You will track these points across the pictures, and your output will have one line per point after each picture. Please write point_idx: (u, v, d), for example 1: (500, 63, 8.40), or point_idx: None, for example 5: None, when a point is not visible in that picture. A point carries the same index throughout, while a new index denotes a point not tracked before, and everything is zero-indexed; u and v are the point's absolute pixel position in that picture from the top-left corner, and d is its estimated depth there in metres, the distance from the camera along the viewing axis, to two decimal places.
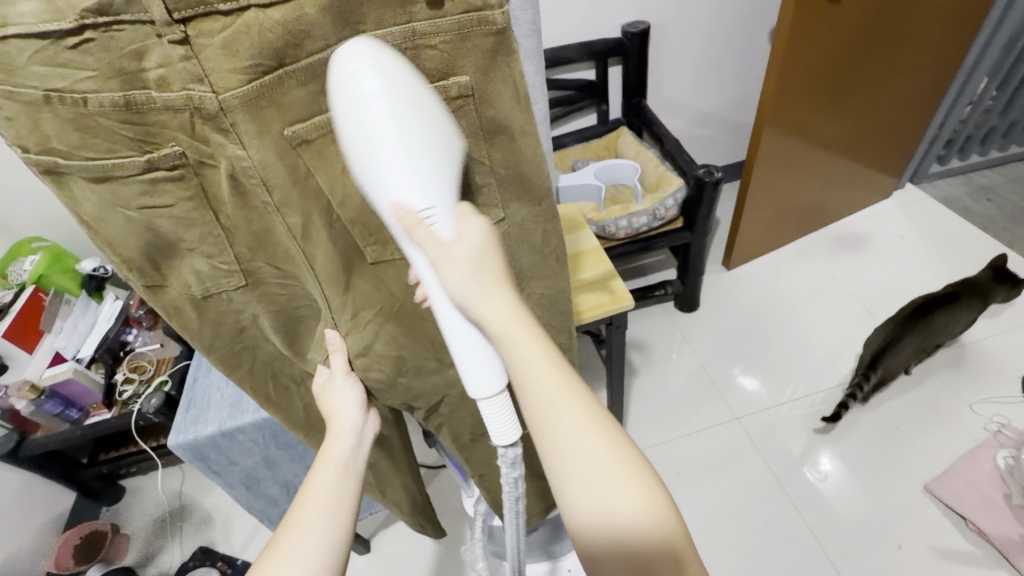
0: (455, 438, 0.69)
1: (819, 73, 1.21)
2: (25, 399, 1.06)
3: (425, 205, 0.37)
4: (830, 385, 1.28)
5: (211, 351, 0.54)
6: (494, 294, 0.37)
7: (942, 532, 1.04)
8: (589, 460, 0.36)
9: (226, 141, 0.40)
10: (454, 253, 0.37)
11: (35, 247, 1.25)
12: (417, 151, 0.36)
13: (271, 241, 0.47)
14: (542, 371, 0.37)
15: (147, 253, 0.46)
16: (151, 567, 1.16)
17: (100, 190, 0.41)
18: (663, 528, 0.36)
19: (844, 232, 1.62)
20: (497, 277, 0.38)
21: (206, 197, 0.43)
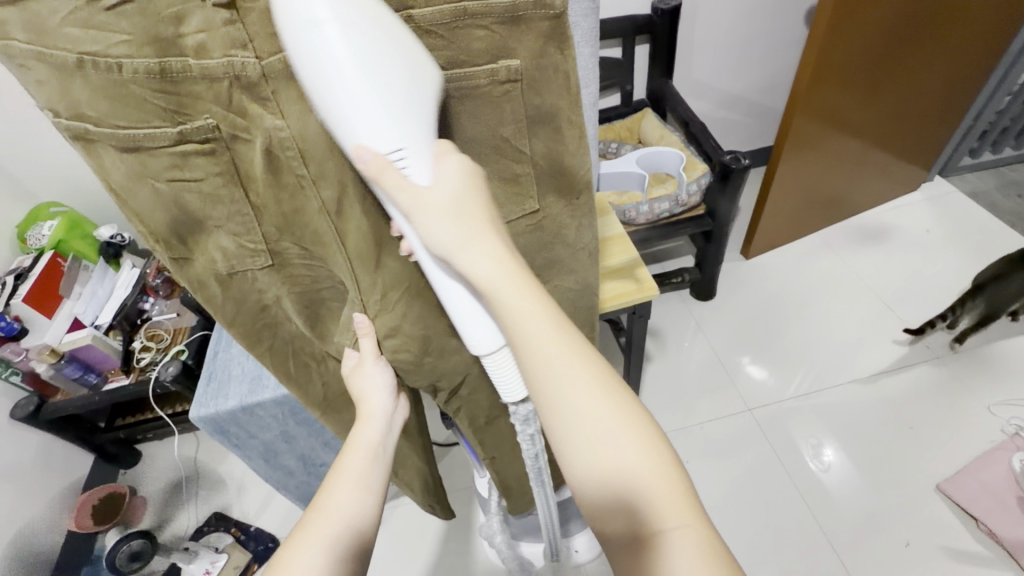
0: (472, 420, 0.68)
1: (857, 62, 1.17)
2: (46, 362, 1.09)
3: (392, 147, 0.35)
4: (844, 379, 1.27)
5: (233, 326, 0.52)
6: (476, 236, 0.38)
7: (951, 531, 1.04)
8: (586, 398, 0.38)
9: (264, 111, 0.38)
10: (431, 199, 0.37)
11: (53, 212, 1.24)
12: (378, 82, 0.33)
13: (300, 222, 0.46)
14: (531, 314, 0.38)
15: (175, 228, 0.44)
16: (167, 531, 1.19)
17: (130, 160, 0.40)
18: (657, 461, 0.38)
19: (868, 225, 1.58)
20: (485, 215, 0.39)
21: (236, 174, 0.42)
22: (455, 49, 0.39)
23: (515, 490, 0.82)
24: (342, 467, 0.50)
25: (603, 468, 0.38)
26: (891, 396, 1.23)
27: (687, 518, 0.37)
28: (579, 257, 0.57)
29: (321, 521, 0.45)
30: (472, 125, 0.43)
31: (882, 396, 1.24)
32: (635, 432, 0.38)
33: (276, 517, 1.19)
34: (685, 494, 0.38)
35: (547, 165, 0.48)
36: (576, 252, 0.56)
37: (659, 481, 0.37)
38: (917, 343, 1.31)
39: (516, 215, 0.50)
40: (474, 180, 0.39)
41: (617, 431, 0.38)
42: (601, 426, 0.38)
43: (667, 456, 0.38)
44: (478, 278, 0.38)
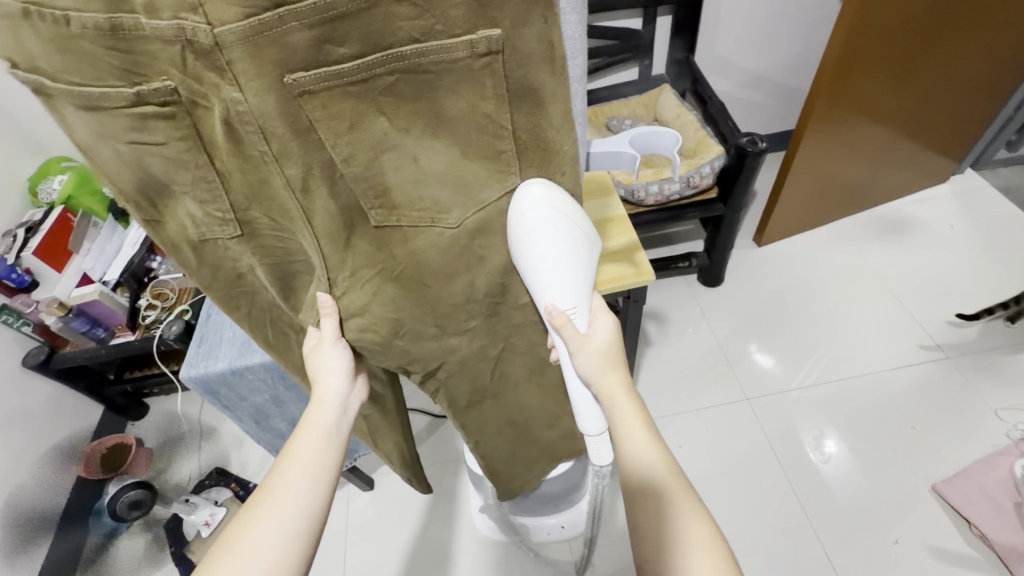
0: (453, 403, 0.69)
1: (889, 45, 1.11)
2: (54, 315, 1.11)
3: (571, 305, 0.52)
4: (848, 374, 1.25)
5: (209, 291, 0.53)
6: (610, 368, 0.53)
7: (943, 533, 1.03)
8: (667, 497, 0.47)
9: (221, 80, 0.37)
10: (589, 342, 0.53)
11: (64, 167, 1.25)
12: (571, 270, 0.51)
13: (267, 194, 0.45)
14: (631, 420, 0.51)
15: (143, 189, 0.45)
16: (167, 478, 1.25)
17: (90, 119, 0.40)
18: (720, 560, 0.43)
19: (888, 217, 1.52)
20: (616, 354, 0.54)
21: (199, 140, 0.41)
22: (432, 16, 0.37)
23: (503, 477, 0.85)
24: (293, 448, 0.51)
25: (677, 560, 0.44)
26: (894, 395, 1.21)
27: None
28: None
29: (269, 500, 0.46)
30: (449, 101, 0.41)
31: (884, 393, 1.21)
32: (701, 535, 0.45)
33: None
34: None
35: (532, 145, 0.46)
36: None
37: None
38: (927, 342, 1.28)
39: (497, 195, 0.49)
40: (616, 337, 0.55)
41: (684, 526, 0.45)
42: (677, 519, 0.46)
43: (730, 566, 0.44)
44: (608, 395, 0.52)
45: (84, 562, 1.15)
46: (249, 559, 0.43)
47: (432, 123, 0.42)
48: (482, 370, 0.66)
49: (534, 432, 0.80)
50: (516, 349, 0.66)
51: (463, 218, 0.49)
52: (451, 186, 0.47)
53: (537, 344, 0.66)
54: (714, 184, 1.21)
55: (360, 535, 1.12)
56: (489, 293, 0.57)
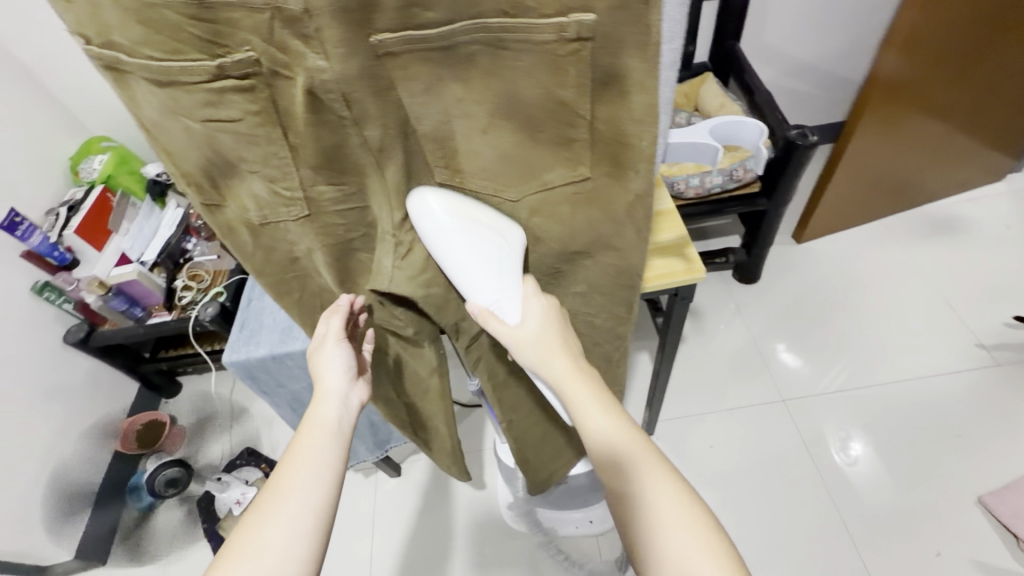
0: (490, 374, 0.70)
1: (956, 34, 1.05)
2: (94, 293, 1.14)
3: (492, 300, 0.49)
4: (891, 379, 1.20)
5: (262, 275, 0.53)
6: (553, 348, 0.48)
7: (990, 548, 0.99)
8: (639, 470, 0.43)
9: (307, 50, 0.37)
10: (519, 333, 0.48)
11: (104, 147, 1.26)
12: (485, 267, 0.48)
13: (343, 158, 0.45)
14: (590, 405, 0.46)
15: (207, 169, 0.44)
16: (200, 455, 1.27)
17: (162, 94, 0.39)
18: (708, 526, 0.40)
19: (937, 216, 1.45)
20: (559, 335, 0.49)
21: (276, 114, 0.40)
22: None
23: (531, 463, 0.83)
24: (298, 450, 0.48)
25: (661, 538, 0.40)
26: (938, 402, 1.16)
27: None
28: (625, 234, 0.52)
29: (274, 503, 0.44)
30: (525, 83, 0.41)
31: (926, 398, 1.17)
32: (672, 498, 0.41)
33: None
34: (735, 559, 0.39)
35: (604, 135, 0.45)
36: (622, 228, 0.52)
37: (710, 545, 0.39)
38: (975, 349, 1.22)
39: (564, 179, 0.48)
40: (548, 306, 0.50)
41: (660, 495, 0.41)
42: (651, 494, 0.41)
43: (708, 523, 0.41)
44: (553, 381, 0.47)
45: (122, 531, 1.18)
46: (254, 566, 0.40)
47: (503, 103, 0.43)
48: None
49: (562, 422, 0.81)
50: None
51: (523, 193, 0.49)
52: (512, 166, 0.47)
53: (582, 337, 0.64)
54: (758, 178, 1.16)
55: (387, 518, 1.13)
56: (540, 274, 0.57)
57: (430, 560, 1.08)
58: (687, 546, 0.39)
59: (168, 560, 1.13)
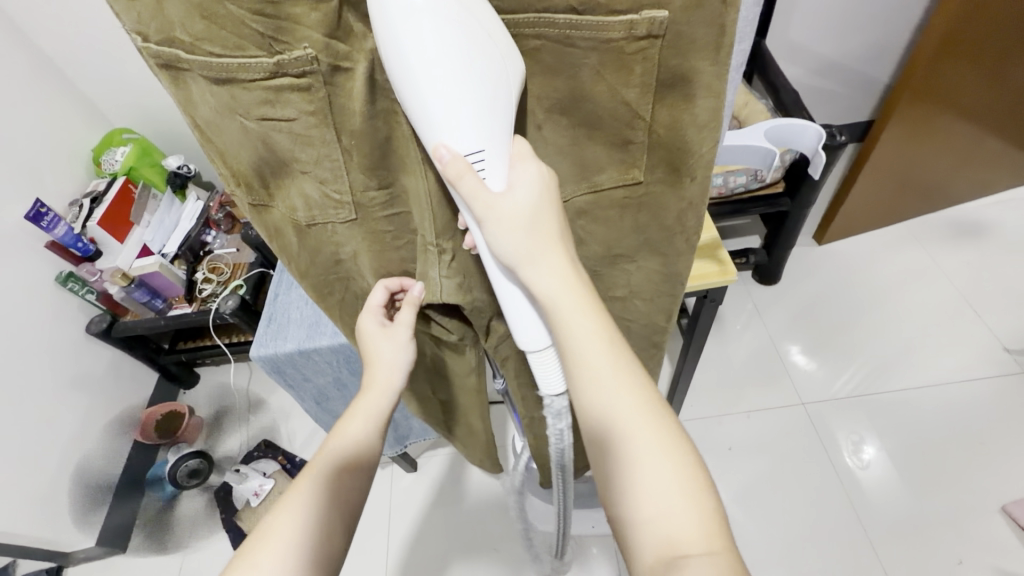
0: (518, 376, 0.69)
1: (995, 32, 1.02)
2: (117, 285, 1.15)
3: (471, 150, 0.37)
4: (909, 382, 1.19)
5: (305, 277, 0.54)
6: (546, 245, 0.40)
7: (1013, 556, 0.98)
8: (631, 415, 0.40)
9: (369, 33, 0.36)
10: (503, 207, 0.39)
11: (125, 139, 1.27)
12: (472, 96, 0.35)
13: (393, 161, 0.44)
14: (584, 327, 0.40)
15: (260, 168, 0.44)
16: (217, 445, 1.28)
17: (221, 92, 0.39)
18: (695, 484, 0.38)
19: (964, 219, 1.43)
20: (552, 226, 0.41)
21: (331, 114, 0.39)
22: None
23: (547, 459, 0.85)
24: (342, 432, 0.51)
25: (643, 492, 0.38)
26: (960, 407, 1.15)
27: (715, 545, 0.36)
28: (675, 243, 0.52)
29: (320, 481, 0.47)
30: (590, 83, 0.40)
31: (948, 403, 1.15)
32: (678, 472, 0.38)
33: None
34: (716, 520, 0.37)
35: (663, 139, 0.44)
36: (671, 234, 0.51)
37: (694, 505, 0.37)
38: (1000, 355, 1.21)
39: (615, 181, 0.47)
40: (546, 194, 0.41)
41: (650, 446, 0.39)
42: (642, 444, 0.39)
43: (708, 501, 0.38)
44: (541, 289, 0.40)
45: (142, 520, 1.19)
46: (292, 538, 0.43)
47: (566, 99, 0.42)
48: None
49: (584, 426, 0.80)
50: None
51: (572, 194, 0.48)
52: (567, 163, 0.46)
53: (615, 339, 0.66)
54: (782, 178, 1.15)
55: (403, 513, 1.14)
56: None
57: (448, 554, 1.08)
58: (670, 501, 0.37)
59: (189, 548, 1.14)
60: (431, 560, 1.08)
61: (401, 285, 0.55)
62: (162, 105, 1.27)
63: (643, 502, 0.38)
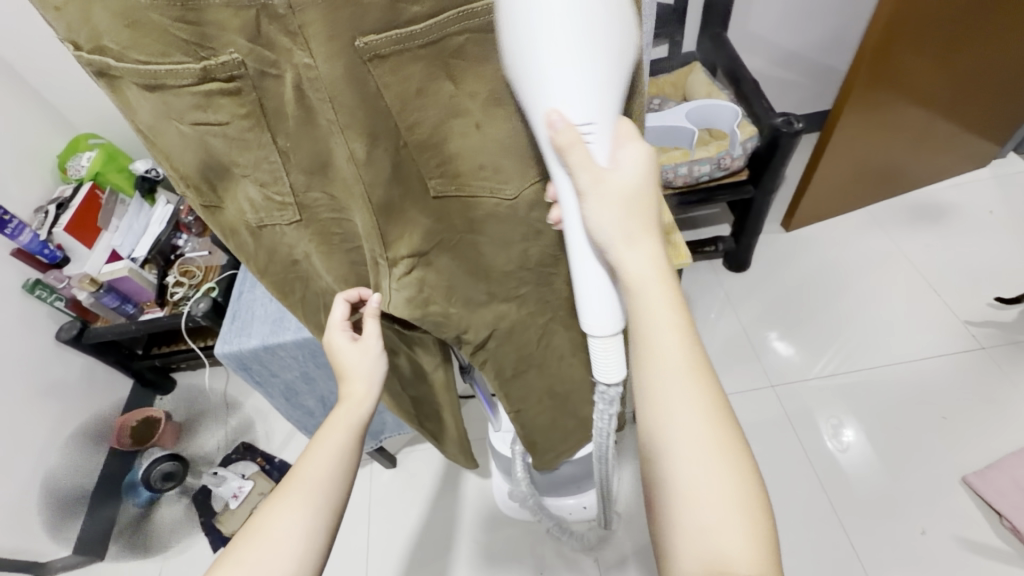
0: (499, 372, 0.70)
1: (938, 20, 1.06)
2: (86, 290, 1.14)
3: (585, 121, 0.38)
4: (871, 363, 1.23)
5: (264, 275, 0.53)
6: (641, 233, 0.42)
7: (972, 525, 1.02)
8: (700, 410, 0.39)
9: (293, 46, 0.36)
10: (605, 183, 0.41)
11: (92, 143, 1.26)
12: (586, 57, 0.35)
13: (330, 170, 0.44)
14: (671, 313, 0.41)
15: (203, 172, 0.45)
16: (193, 447, 1.27)
17: (154, 99, 0.39)
18: (747, 498, 0.37)
19: (925, 203, 1.47)
20: (641, 218, 0.42)
21: (263, 118, 0.40)
22: None
23: (540, 445, 0.85)
24: (323, 436, 0.52)
25: (685, 492, 0.38)
26: (922, 384, 1.18)
27: (760, 568, 0.35)
28: None
29: (303, 489, 0.48)
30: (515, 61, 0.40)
31: (913, 382, 1.19)
32: (733, 489, 0.37)
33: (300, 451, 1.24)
34: (765, 542, 0.36)
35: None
36: None
37: (740, 511, 0.36)
38: (960, 331, 1.24)
39: None
40: (644, 183, 0.42)
41: (708, 459, 0.38)
42: (699, 452, 0.38)
43: (759, 524, 0.37)
44: (632, 268, 0.42)
45: (119, 528, 1.19)
46: (274, 537, 0.45)
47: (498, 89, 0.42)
48: (527, 342, 0.68)
49: (575, 404, 0.81)
50: (562, 321, 0.68)
51: (520, 188, 0.49)
52: (516, 158, 0.47)
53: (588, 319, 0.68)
54: (746, 165, 1.17)
55: (384, 509, 1.15)
56: (542, 262, 0.59)
57: (427, 550, 1.09)
58: (715, 500, 0.37)
59: (168, 553, 1.14)
60: (411, 556, 1.09)
61: (360, 295, 0.57)
62: None
63: (689, 491, 0.38)
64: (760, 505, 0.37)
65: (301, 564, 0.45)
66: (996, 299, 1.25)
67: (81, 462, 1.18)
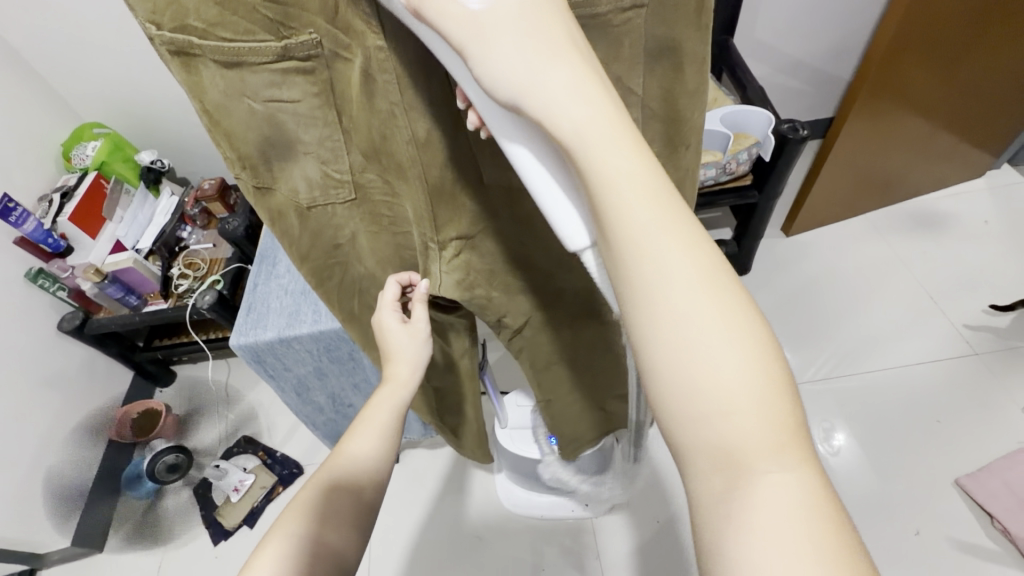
0: (532, 363, 0.72)
1: (942, 32, 1.08)
2: (90, 281, 1.13)
3: None
4: (865, 367, 1.25)
5: (304, 264, 0.52)
6: (554, 55, 0.27)
7: (964, 526, 1.04)
8: (687, 290, 0.25)
9: (367, 28, 0.36)
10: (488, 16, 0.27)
11: (96, 134, 1.26)
12: None
13: (387, 151, 0.44)
14: (622, 166, 0.26)
15: (263, 150, 0.43)
16: (195, 440, 1.27)
17: (229, 77, 0.38)
18: (771, 388, 0.25)
19: (923, 211, 1.50)
20: (563, 36, 0.28)
21: (333, 95, 0.41)
22: None
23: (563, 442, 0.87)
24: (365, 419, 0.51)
25: (697, 402, 0.25)
26: (917, 389, 1.21)
27: (794, 461, 0.24)
28: None
29: (348, 465, 0.48)
30: None
31: (908, 387, 1.21)
32: (756, 374, 0.25)
33: (302, 445, 1.24)
34: (795, 429, 0.25)
35: (659, 110, 0.45)
36: None
37: (760, 400, 0.25)
38: (955, 336, 1.27)
39: None
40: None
41: (722, 347, 0.25)
42: (700, 342, 0.25)
43: (793, 411, 0.25)
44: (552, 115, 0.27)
45: (120, 518, 1.18)
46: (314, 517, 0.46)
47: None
48: (561, 333, 0.69)
49: (595, 403, 0.82)
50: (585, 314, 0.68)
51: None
52: None
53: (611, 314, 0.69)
54: (749, 171, 1.19)
55: (387, 505, 1.16)
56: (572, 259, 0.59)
57: (431, 547, 1.10)
58: (736, 406, 0.24)
59: (169, 545, 1.14)
60: (416, 550, 1.10)
61: (410, 280, 0.56)
62: (132, 100, 1.25)
63: (696, 418, 0.25)
64: (785, 387, 0.25)
65: (346, 541, 0.46)
66: (991, 306, 1.28)
67: (80, 454, 1.18)
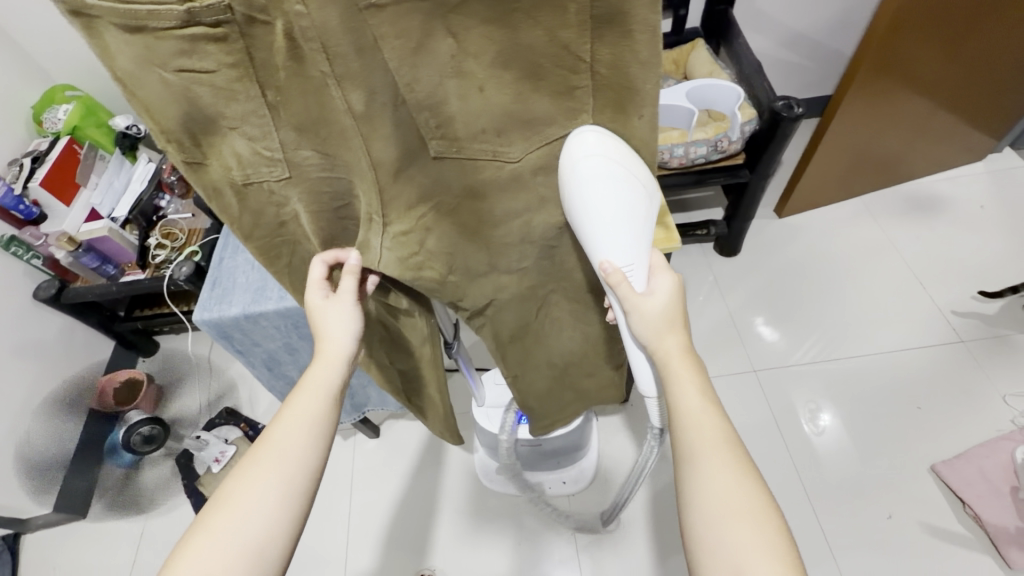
0: (496, 336, 0.68)
1: (948, 7, 1.03)
2: (64, 249, 1.11)
3: (626, 263, 0.49)
4: (850, 350, 1.24)
5: (250, 240, 0.51)
6: (669, 330, 0.50)
7: (936, 511, 1.05)
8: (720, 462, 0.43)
9: None
10: (644, 303, 0.49)
11: (68, 96, 1.20)
12: (626, 222, 0.47)
13: (328, 121, 0.42)
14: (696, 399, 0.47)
15: (187, 125, 0.42)
16: (176, 409, 1.28)
17: (133, 43, 0.37)
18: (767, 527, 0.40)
19: (919, 194, 1.47)
20: (676, 316, 0.50)
21: (252, 64, 0.39)
22: None
23: (537, 413, 0.84)
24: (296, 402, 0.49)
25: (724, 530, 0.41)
26: (902, 375, 1.20)
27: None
28: None
29: (276, 457, 0.46)
30: (525, 28, 0.39)
31: (893, 373, 1.20)
32: (761, 514, 0.41)
33: None
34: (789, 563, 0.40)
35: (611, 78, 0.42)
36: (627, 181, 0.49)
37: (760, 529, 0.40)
38: (942, 323, 1.26)
39: (563, 130, 0.46)
40: (676, 298, 0.51)
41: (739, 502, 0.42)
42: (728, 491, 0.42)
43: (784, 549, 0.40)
44: (664, 354, 0.49)
45: (104, 487, 1.19)
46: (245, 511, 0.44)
47: (505, 50, 0.40)
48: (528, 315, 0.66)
49: (571, 380, 0.81)
50: (563, 294, 0.66)
51: (525, 151, 0.46)
52: (515, 120, 0.44)
53: (588, 293, 0.67)
54: (742, 149, 1.15)
55: (366, 478, 1.17)
56: (544, 235, 0.55)
57: (410, 520, 1.11)
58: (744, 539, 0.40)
59: (150, 514, 1.15)
60: (394, 522, 1.11)
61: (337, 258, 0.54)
62: None
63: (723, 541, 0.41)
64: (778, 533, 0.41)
65: (273, 533, 0.44)
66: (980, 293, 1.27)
67: (60, 423, 1.17)
